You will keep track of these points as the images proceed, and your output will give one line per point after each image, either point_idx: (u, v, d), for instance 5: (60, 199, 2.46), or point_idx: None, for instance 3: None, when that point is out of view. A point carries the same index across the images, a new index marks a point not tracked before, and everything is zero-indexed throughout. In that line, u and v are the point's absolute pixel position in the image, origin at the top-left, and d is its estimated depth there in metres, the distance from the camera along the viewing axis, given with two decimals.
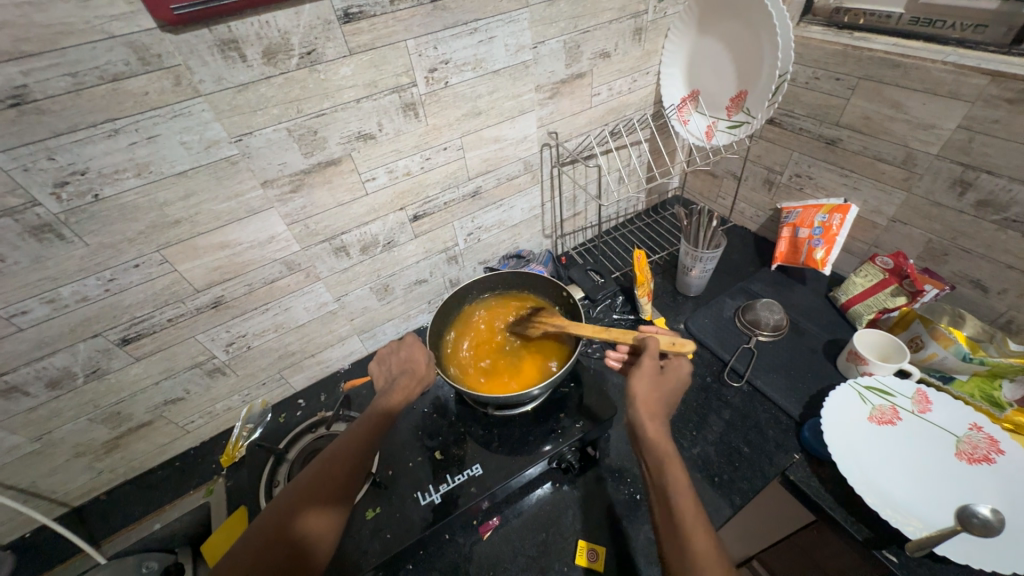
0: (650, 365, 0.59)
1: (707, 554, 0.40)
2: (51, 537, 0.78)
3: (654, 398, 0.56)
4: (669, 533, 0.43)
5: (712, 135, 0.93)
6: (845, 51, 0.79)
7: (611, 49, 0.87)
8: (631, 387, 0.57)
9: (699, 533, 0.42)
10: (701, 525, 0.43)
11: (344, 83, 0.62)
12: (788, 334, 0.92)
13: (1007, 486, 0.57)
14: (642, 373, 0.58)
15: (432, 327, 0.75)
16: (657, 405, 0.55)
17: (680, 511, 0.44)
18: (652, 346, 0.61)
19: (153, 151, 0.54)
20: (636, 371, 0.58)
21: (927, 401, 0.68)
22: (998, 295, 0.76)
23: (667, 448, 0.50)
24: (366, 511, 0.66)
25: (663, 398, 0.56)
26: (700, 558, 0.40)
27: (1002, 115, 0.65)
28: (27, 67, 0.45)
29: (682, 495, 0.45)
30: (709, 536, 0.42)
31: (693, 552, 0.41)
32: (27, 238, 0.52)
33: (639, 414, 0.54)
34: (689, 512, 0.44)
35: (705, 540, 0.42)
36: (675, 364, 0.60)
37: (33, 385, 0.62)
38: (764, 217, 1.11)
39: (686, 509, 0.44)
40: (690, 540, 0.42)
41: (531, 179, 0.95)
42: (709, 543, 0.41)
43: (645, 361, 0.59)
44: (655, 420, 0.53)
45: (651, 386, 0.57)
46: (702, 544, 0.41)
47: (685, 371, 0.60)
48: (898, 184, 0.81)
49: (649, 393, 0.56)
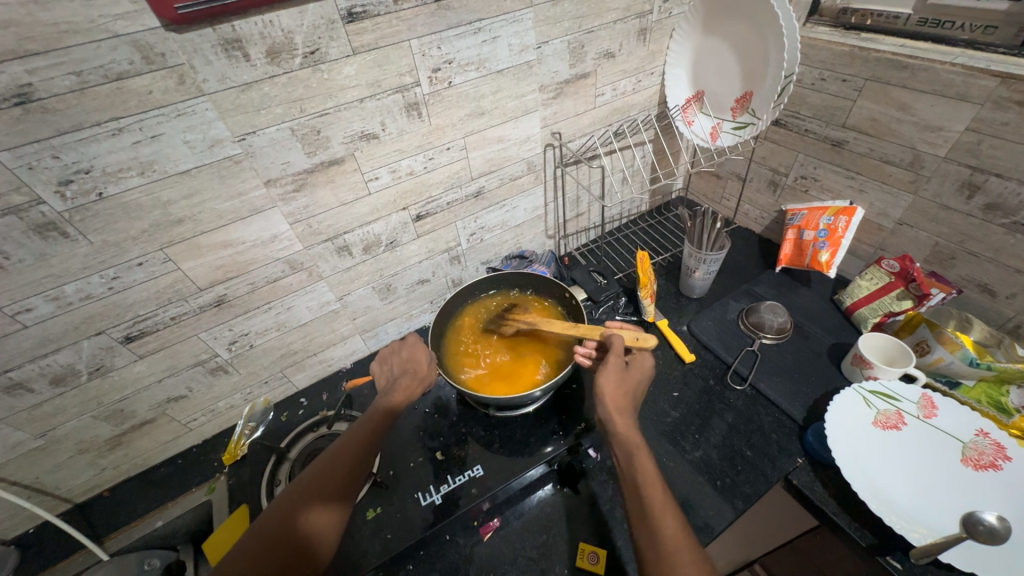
0: (616, 362, 0.59)
1: (680, 549, 0.43)
2: (54, 533, 0.79)
3: (620, 392, 0.56)
4: (642, 527, 0.45)
5: (717, 136, 0.92)
6: (852, 52, 0.78)
7: (615, 50, 0.86)
8: (599, 383, 0.57)
9: (671, 526, 0.44)
10: (673, 519, 0.45)
11: (347, 83, 0.62)
12: (792, 337, 0.91)
13: (1014, 494, 0.57)
14: (607, 370, 0.58)
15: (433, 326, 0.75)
16: (624, 398, 0.56)
17: (652, 507, 0.46)
18: (617, 344, 0.61)
19: (157, 150, 0.54)
20: (603, 368, 0.58)
21: (933, 406, 0.68)
22: (1007, 300, 0.75)
23: (637, 441, 0.52)
24: (367, 511, 0.66)
25: (629, 390, 0.57)
26: (672, 552, 0.42)
27: (1012, 117, 0.64)
28: (33, 66, 0.45)
29: (654, 490, 0.47)
30: (679, 528, 0.44)
31: (668, 547, 0.43)
32: (31, 236, 0.52)
33: (607, 409, 0.54)
34: (662, 507, 0.46)
35: (677, 533, 0.44)
36: (638, 357, 0.62)
37: (37, 382, 0.62)
38: (769, 218, 1.10)
39: (658, 504, 0.46)
40: (664, 535, 0.43)
41: (534, 179, 0.95)
42: (680, 536, 0.44)
43: (611, 360, 0.59)
44: (624, 414, 0.54)
45: (617, 380, 0.57)
46: (673, 538, 0.43)
47: (649, 364, 0.61)
48: (905, 186, 0.81)
49: (616, 388, 0.57)
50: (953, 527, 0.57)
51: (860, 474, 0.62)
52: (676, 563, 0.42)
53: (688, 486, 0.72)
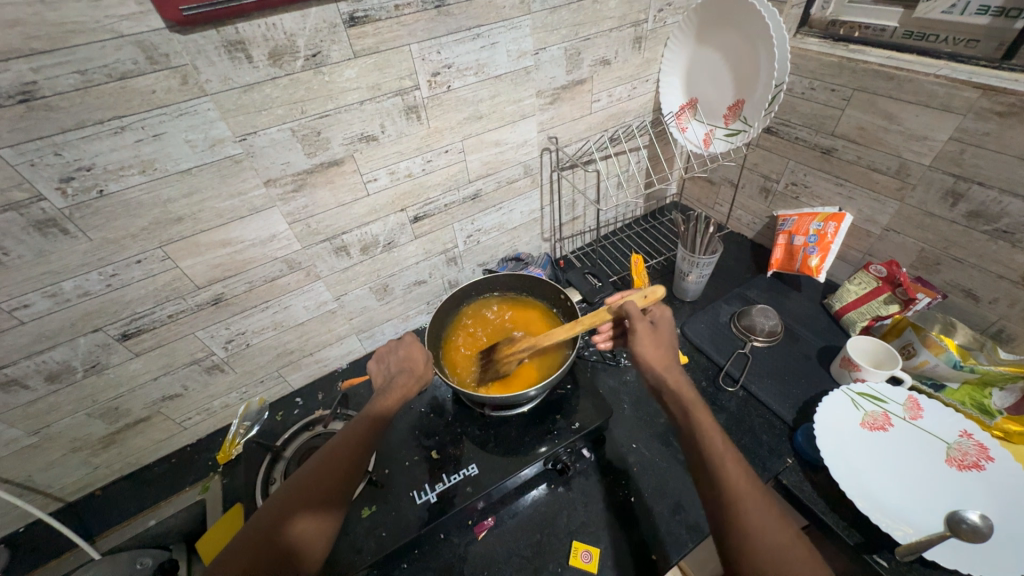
0: (643, 326, 0.59)
1: (745, 488, 0.44)
2: (45, 532, 0.78)
3: (662, 353, 0.58)
4: (704, 471, 0.46)
5: (710, 142, 0.94)
6: (841, 62, 0.81)
7: (611, 57, 0.88)
8: (639, 349, 0.58)
9: (733, 468, 0.45)
10: (735, 461, 0.46)
11: (348, 86, 0.63)
12: (782, 339, 0.92)
13: (997, 494, 0.59)
14: (641, 335, 0.59)
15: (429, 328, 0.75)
16: (667, 358, 0.58)
17: (712, 451, 0.47)
18: (632, 311, 0.60)
19: (158, 149, 0.55)
20: (637, 333, 0.59)
21: (918, 408, 0.69)
22: (990, 304, 0.77)
23: (689, 395, 0.53)
24: (362, 510, 0.66)
25: (671, 351, 0.59)
26: (737, 491, 0.43)
27: (993, 127, 0.67)
28: (37, 64, 0.45)
29: (712, 436, 0.48)
30: (741, 470, 0.45)
31: (733, 487, 0.43)
32: (31, 232, 0.53)
33: (655, 371, 0.57)
34: (722, 451, 0.47)
35: (740, 474, 0.45)
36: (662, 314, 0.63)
37: (32, 378, 0.62)
38: (760, 224, 1.12)
39: (718, 449, 0.47)
40: (727, 475, 0.44)
41: (531, 183, 0.96)
42: (743, 477, 0.45)
43: (639, 324, 0.59)
44: (672, 372, 0.56)
45: (655, 343, 0.59)
46: (737, 478, 0.44)
47: (669, 317, 0.63)
48: (892, 194, 0.83)
49: (658, 350, 0.58)
50: (939, 526, 0.58)
51: (849, 474, 0.63)
52: (743, 500, 0.43)
53: (680, 487, 0.73)
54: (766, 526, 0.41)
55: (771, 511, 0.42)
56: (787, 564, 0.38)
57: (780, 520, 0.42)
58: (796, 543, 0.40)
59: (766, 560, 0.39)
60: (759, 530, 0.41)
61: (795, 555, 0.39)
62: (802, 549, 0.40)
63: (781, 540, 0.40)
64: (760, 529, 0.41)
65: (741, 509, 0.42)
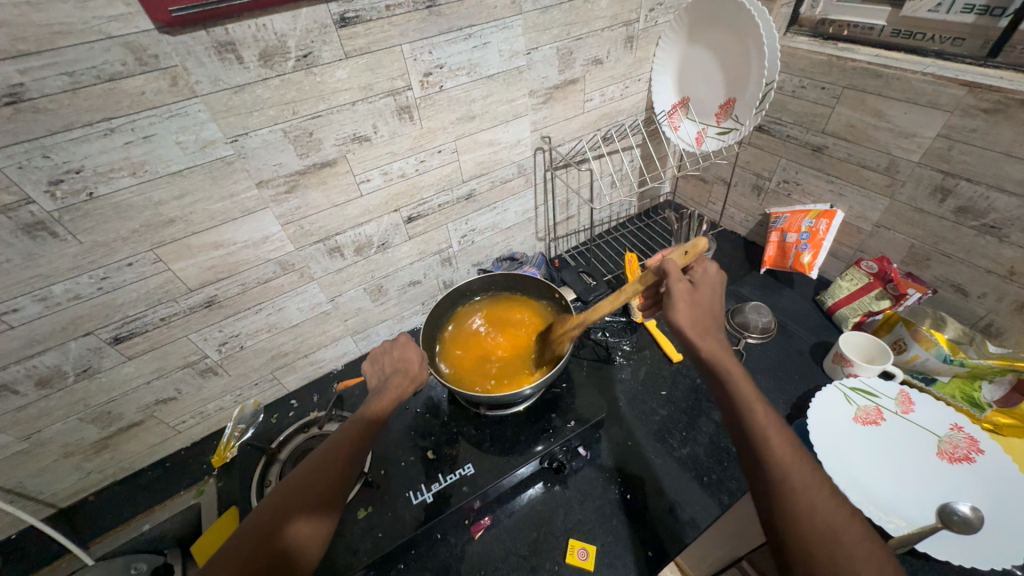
0: (681, 288, 0.55)
1: (793, 464, 0.41)
2: (37, 538, 0.77)
3: (698, 317, 0.54)
4: (746, 445, 0.44)
5: (702, 141, 0.94)
6: (830, 61, 0.81)
7: (603, 56, 0.88)
8: (673, 315, 0.54)
9: (779, 442, 0.43)
10: (781, 434, 0.43)
11: (339, 86, 0.63)
12: (776, 336, 0.93)
13: (987, 486, 0.59)
14: (677, 298, 0.55)
15: (425, 329, 0.76)
16: (704, 323, 0.54)
17: (754, 421, 0.44)
18: (671, 269, 0.56)
19: (149, 150, 0.54)
20: (673, 295, 0.55)
21: (910, 402, 0.70)
22: (978, 299, 0.78)
23: (728, 363, 0.49)
24: (358, 511, 0.66)
25: (707, 314, 0.54)
26: (784, 464, 0.41)
27: (979, 124, 0.67)
28: (24, 66, 0.45)
29: (754, 407, 0.45)
30: (787, 443, 0.43)
31: (779, 462, 0.41)
32: (19, 235, 0.52)
33: (690, 336, 0.52)
34: (765, 424, 0.44)
35: (787, 449, 0.42)
36: (705, 273, 0.58)
37: (22, 383, 0.62)
38: (753, 221, 1.13)
39: (761, 422, 0.44)
40: (772, 450, 0.42)
41: (524, 183, 0.96)
42: (791, 451, 0.42)
43: (677, 286, 0.55)
44: (707, 337, 0.52)
45: (692, 306, 0.54)
46: (783, 453, 0.42)
47: (713, 272, 0.58)
48: (882, 190, 0.84)
49: (693, 315, 0.54)
50: (930, 519, 0.59)
51: (841, 469, 0.63)
52: (792, 478, 0.40)
53: (676, 483, 0.73)
54: (818, 503, 0.39)
55: (823, 489, 0.40)
56: (841, 543, 0.36)
57: (830, 497, 0.39)
58: (851, 522, 0.38)
59: (820, 540, 0.37)
60: (809, 508, 0.38)
61: (850, 534, 0.37)
62: (855, 527, 0.37)
63: (834, 520, 0.38)
64: (810, 508, 0.38)
65: (789, 486, 0.40)
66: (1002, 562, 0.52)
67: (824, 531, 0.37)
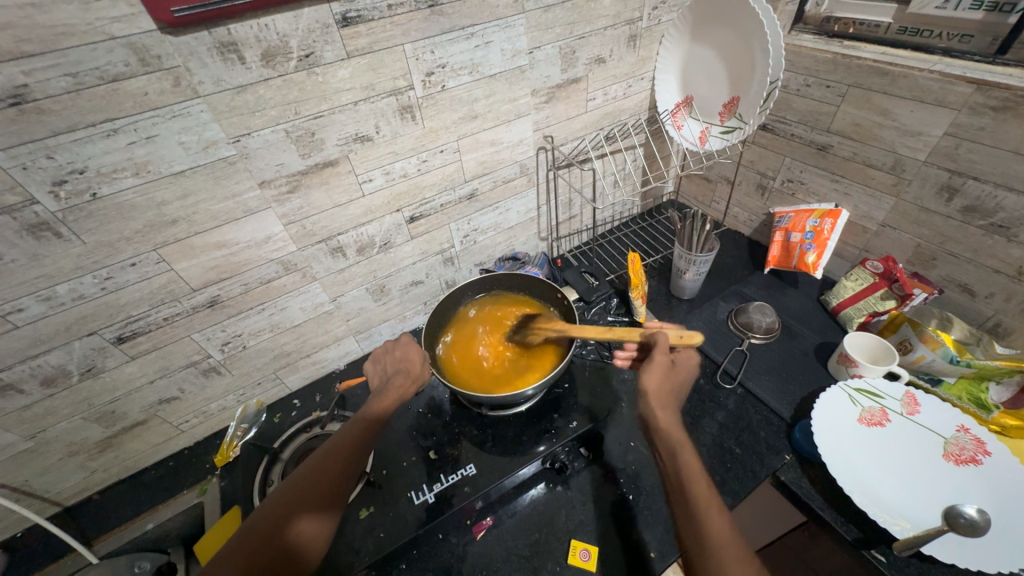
0: (662, 360, 0.57)
1: (728, 547, 0.42)
2: (42, 537, 0.78)
3: (664, 389, 0.56)
4: (686, 518, 0.45)
5: (705, 140, 0.94)
6: (836, 59, 0.80)
7: (606, 55, 0.88)
8: (644, 381, 0.56)
9: (718, 522, 0.44)
10: (719, 512, 0.45)
11: (341, 86, 0.63)
12: (780, 336, 0.92)
13: (994, 488, 0.59)
14: (653, 367, 0.57)
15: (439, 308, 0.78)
16: (669, 398, 0.55)
17: (696, 494, 0.46)
18: (661, 342, 0.59)
19: (152, 151, 0.55)
20: (650, 364, 0.57)
21: (915, 403, 0.69)
22: (986, 299, 0.77)
23: (681, 437, 0.51)
24: (360, 511, 0.66)
25: (675, 390, 0.57)
26: (719, 542, 0.42)
27: (987, 122, 0.67)
28: (28, 67, 0.45)
29: (698, 483, 0.46)
30: (727, 525, 0.44)
31: (713, 540, 0.42)
32: (24, 236, 0.53)
33: (650, 405, 0.54)
34: (707, 502, 0.45)
35: (723, 526, 0.43)
36: (687, 355, 0.60)
37: (27, 383, 0.62)
38: (757, 221, 1.12)
39: (704, 499, 0.45)
40: (710, 530, 0.43)
41: (527, 182, 0.96)
42: (729, 533, 0.43)
43: (658, 357, 0.57)
44: (666, 409, 0.54)
45: (664, 379, 0.56)
46: (721, 535, 0.43)
47: (696, 362, 0.58)
48: (888, 189, 0.83)
49: (661, 385, 0.56)
50: (936, 521, 0.58)
51: (845, 470, 0.63)
52: (724, 556, 0.41)
53: None
54: None
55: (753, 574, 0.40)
56: None
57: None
58: None
59: None
60: None
61: None
62: None
63: None
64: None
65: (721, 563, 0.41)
66: (1007, 566, 0.52)
67: None
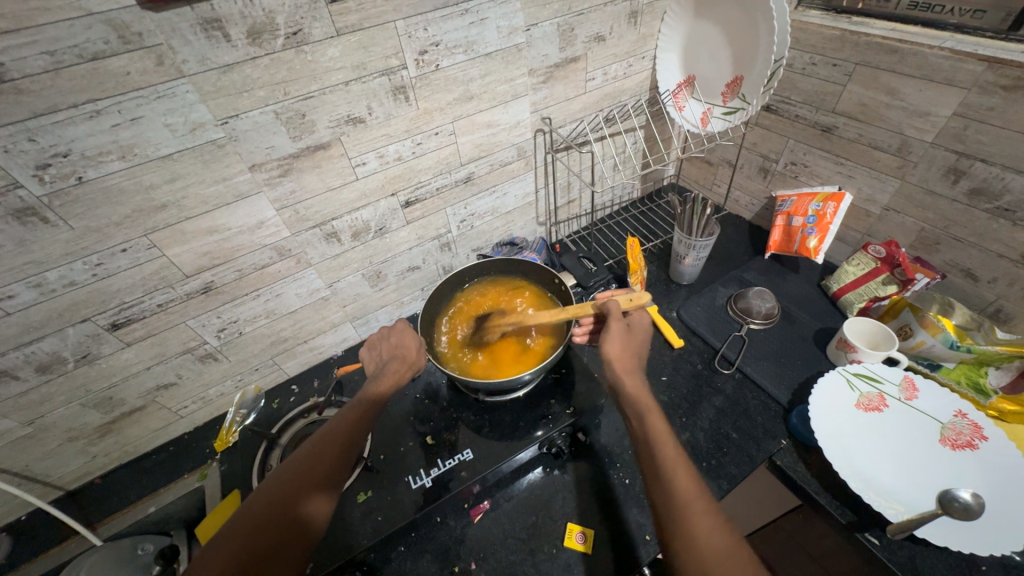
0: (618, 327, 0.59)
1: (694, 499, 0.43)
2: (46, 520, 0.79)
3: (628, 355, 0.57)
4: (654, 476, 0.46)
5: (708, 121, 0.92)
6: (843, 36, 0.78)
7: (606, 33, 0.85)
8: (607, 347, 0.57)
9: (683, 476, 0.44)
10: (685, 467, 0.45)
11: (331, 65, 0.61)
12: (779, 322, 0.92)
13: (990, 472, 0.59)
14: (614, 333, 0.58)
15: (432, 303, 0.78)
16: (632, 361, 0.57)
17: (662, 453, 0.46)
18: (614, 309, 0.61)
19: (137, 133, 0.53)
20: (611, 330, 0.58)
21: (914, 388, 0.69)
22: (989, 284, 0.76)
23: (646, 401, 0.52)
24: (358, 495, 0.66)
25: (637, 354, 0.58)
26: (684, 493, 0.43)
27: (997, 102, 0.65)
28: (4, 45, 0.43)
29: (662, 442, 0.47)
30: (691, 479, 0.44)
31: (678, 492, 0.43)
32: (10, 221, 0.52)
33: (616, 373, 0.55)
34: (672, 462, 0.45)
35: (688, 480, 0.44)
36: (641, 321, 0.62)
37: (22, 369, 0.62)
38: (759, 205, 1.10)
39: (667, 457, 0.46)
40: (676, 486, 0.44)
41: (524, 166, 0.94)
42: (693, 487, 0.44)
43: (615, 323, 0.59)
44: (631, 375, 0.55)
45: (625, 344, 0.58)
46: (685, 485, 0.44)
47: (647, 322, 0.62)
48: (893, 172, 0.81)
49: (625, 351, 0.57)
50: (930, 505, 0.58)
51: (841, 453, 0.63)
52: (688, 505, 0.42)
53: None
54: (710, 527, 0.41)
55: (717, 521, 0.41)
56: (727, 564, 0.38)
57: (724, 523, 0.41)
58: (741, 548, 0.39)
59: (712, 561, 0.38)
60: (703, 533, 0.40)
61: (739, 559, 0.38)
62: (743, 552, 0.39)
63: (724, 544, 0.39)
64: (706, 543, 0.39)
65: (686, 512, 0.42)
66: (998, 549, 0.53)
67: (713, 555, 0.39)
